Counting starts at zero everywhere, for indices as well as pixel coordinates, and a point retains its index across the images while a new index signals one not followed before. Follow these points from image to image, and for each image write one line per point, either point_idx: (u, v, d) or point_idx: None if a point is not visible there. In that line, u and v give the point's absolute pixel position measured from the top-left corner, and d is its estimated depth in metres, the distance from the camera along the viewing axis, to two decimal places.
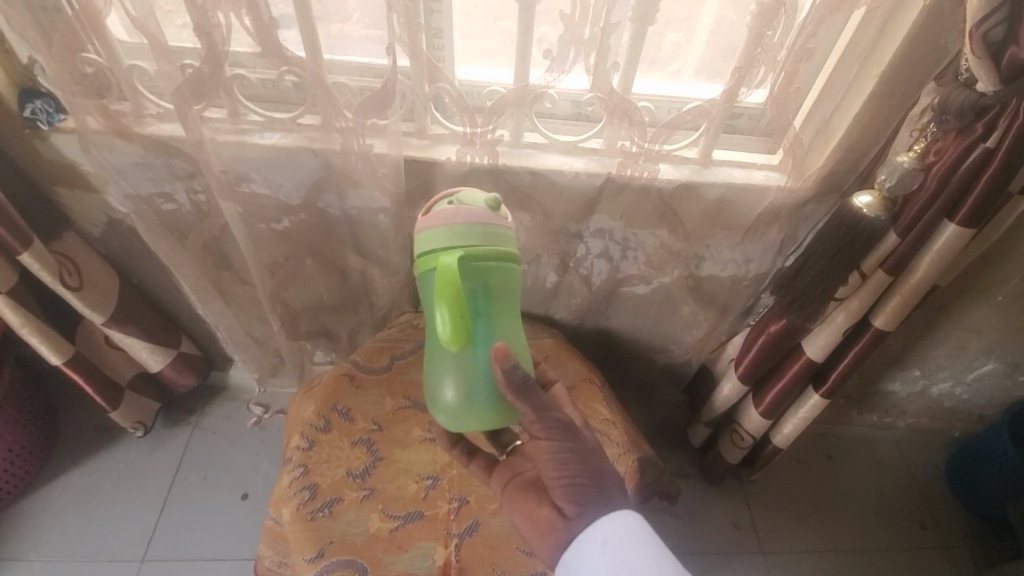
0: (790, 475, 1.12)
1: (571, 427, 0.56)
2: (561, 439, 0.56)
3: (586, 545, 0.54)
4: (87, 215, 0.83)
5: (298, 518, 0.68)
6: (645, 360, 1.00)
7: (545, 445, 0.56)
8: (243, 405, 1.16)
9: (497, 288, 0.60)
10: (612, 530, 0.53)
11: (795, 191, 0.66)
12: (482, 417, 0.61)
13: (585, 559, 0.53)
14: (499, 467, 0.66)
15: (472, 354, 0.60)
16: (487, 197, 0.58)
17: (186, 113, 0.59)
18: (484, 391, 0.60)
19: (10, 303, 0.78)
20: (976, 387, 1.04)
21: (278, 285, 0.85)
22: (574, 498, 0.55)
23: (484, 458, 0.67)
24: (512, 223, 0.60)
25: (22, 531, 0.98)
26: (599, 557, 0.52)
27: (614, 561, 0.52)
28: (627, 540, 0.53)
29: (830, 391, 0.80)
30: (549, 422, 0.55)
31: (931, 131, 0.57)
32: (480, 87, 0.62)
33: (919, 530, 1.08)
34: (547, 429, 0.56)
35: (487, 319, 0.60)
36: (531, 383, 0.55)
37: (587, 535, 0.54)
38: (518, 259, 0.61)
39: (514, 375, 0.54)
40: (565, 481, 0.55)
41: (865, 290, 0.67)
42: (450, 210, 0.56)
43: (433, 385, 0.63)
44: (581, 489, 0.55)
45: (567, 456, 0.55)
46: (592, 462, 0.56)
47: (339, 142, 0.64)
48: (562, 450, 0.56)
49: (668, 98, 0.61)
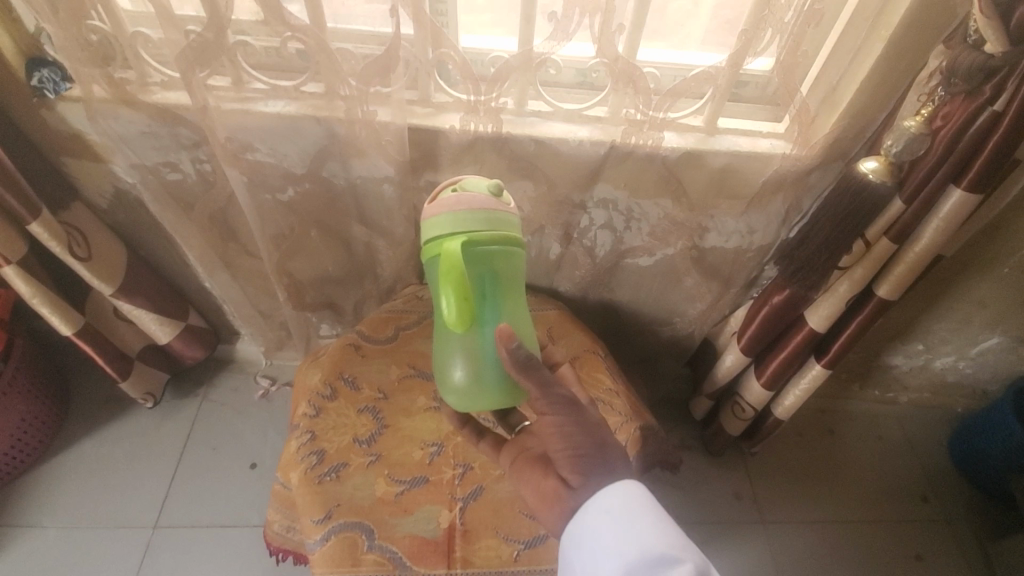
0: (790, 449, 1.13)
1: (576, 402, 0.57)
2: (566, 413, 0.56)
3: (590, 514, 0.54)
4: (95, 185, 0.83)
5: (306, 481, 0.69)
6: (648, 333, 1.01)
7: (550, 420, 0.56)
8: (251, 377, 1.19)
9: (503, 272, 0.60)
10: (616, 499, 0.53)
11: (802, 159, 0.65)
12: (489, 397, 0.62)
13: (590, 529, 0.53)
14: (507, 445, 0.68)
15: (480, 335, 0.60)
16: (491, 183, 0.59)
17: (191, 80, 0.59)
18: (491, 372, 0.60)
19: (21, 273, 0.79)
20: (980, 362, 1.04)
21: (284, 256, 0.86)
22: (578, 468, 0.56)
23: (493, 438, 0.69)
24: (515, 210, 0.61)
25: (37, 497, 1.01)
26: (604, 524, 0.52)
27: (618, 527, 0.52)
28: (631, 508, 0.53)
29: (832, 361, 0.80)
30: (555, 399, 0.56)
31: (938, 95, 0.56)
32: (485, 54, 0.61)
33: (920, 503, 1.09)
34: (552, 404, 0.56)
35: (493, 302, 0.61)
36: (535, 361, 0.56)
37: (592, 504, 0.54)
38: (522, 244, 0.61)
39: (518, 354, 0.55)
40: (570, 452, 0.56)
41: (870, 259, 0.67)
42: (454, 198, 0.57)
43: (442, 367, 0.63)
44: (583, 459, 0.56)
45: (570, 428, 0.56)
46: (597, 434, 0.57)
47: (344, 110, 0.64)
48: (566, 423, 0.56)
49: (674, 66, 0.60)
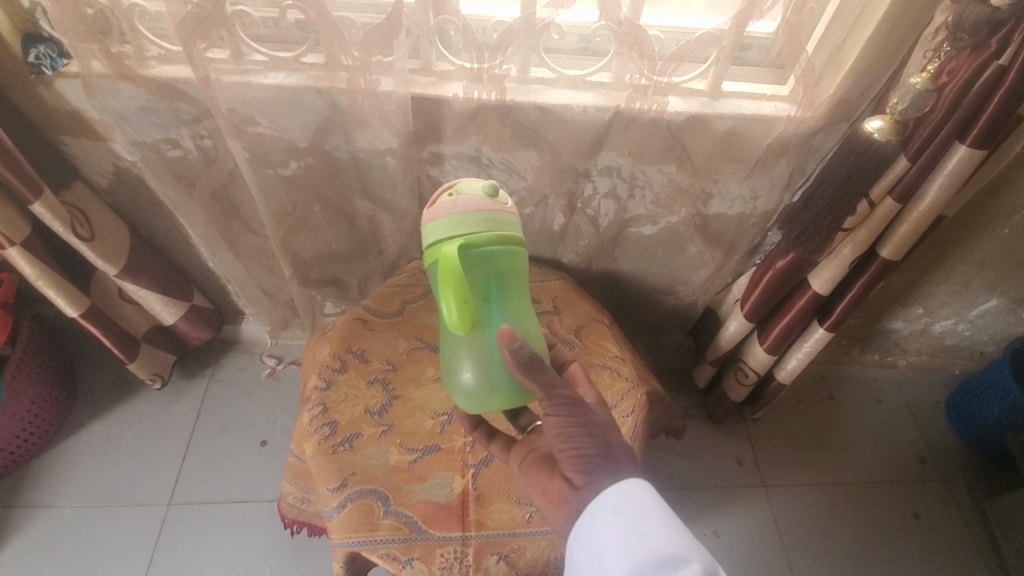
0: (790, 413, 1.16)
1: (579, 402, 0.53)
2: (570, 414, 0.53)
3: (596, 514, 0.51)
4: (94, 165, 0.83)
5: (320, 452, 0.70)
6: (651, 303, 1.02)
7: (554, 421, 0.54)
8: (256, 357, 1.20)
9: (505, 271, 0.60)
10: (623, 498, 0.51)
11: (806, 121, 0.65)
12: (499, 398, 0.60)
13: (596, 528, 0.50)
14: (517, 446, 0.64)
15: (485, 337, 0.60)
16: (485, 184, 0.59)
17: (192, 51, 0.58)
18: (499, 372, 0.60)
19: (25, 254, 0.79)
20: (978, 324, 1.06)
21: (287, 233, 0.86)
22: (582, 468, 0.53)
23: (504, 440, 0.66)
24: (514, 208, 0.61)
25: (51, 479, 1.02)
26: (610, 526, 0.50)
27: (625, 529, 0.49)
28: (637, 507, 0.50)
29: (835, 324, 0.81)
30: (559, 400, 0.52)
31: (945, 51, 0.56)
32: (486, 20, 0.60)
33: (918, 463, 1.11)
34: (555, 406, 0.53)
35: (497, 302, 0.60)
36: (539, 362, 0.52)
37: (598, 503, 0.51)
38: (523, 243, 0.61)
39: (520, 355, 0.51)
40: (573, 452, 0.53)
41: (874, 219, 0.68)
42: (450, 201, 0.58)
43: (451, 371, 0.63)
44: (585, 457, 0.53)
45: (574, 430, 0.53)
46: (601, 435, 0.54)
47: (346, 80, 0.63)
48: (570, 425, 0.53)
49: (677, 29, 0.60)
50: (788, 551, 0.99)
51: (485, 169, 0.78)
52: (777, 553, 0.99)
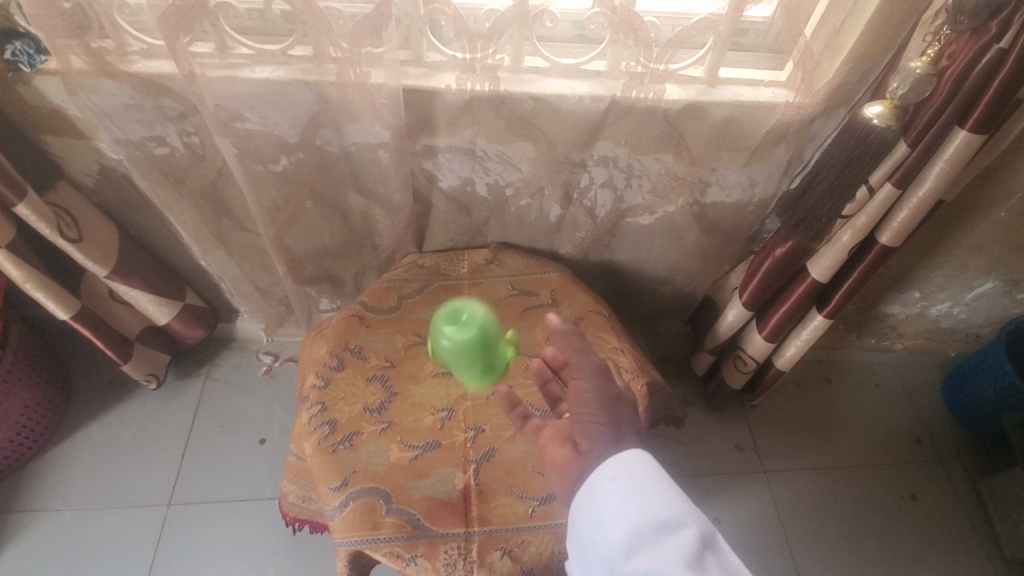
0: (789, 398, 1.16)
1: (606, 372, 0.59)
2: (595, 379, 0.58)
3: (597, 482, 0.50)
4: (79, 164, 0.81)
5: (321, 450, 0.70)
6: (649, 292, 1.01)
7: (577, 385, 0.57)
8: (252, 354, 1.18)
9: None
10: (624, 466, 0.50)
11: (804, 107, 0.64)
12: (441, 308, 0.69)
13: (597, 496, 0.50)
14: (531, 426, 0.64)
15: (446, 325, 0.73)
16: None
17: (174, 45, 0.56)
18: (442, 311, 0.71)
19: (10, 255, 0.77)
20: (974, 307, 1.06)
21: (280, 230, 0.84)
22: (592, 437, 0.54)
23: None
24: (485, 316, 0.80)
25: (48, 482, 1.01)
26: (610, 492, 0.49)
27: (625, 495, 0.49)
28: (637, 475, 0.50)
29: (834, 311, 0.81)
30: (589, 364, 0.59)
31: (945, 35, 0.55)
32: (478, 8, 0.58)
33: (913, 445, 1.12)
34: (585, 370, 0.58)
35: None
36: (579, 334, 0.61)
37: (600, 471, 0.51)
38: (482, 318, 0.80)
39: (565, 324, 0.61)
40: (589, 416, 0.55)
41: (873, 205, 0.67)
42: None
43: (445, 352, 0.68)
44: (596, 427, 0.54)
45: (594, 394, 0.56)
46: (615, 411, 0.56)
47: (335, 73, 0.62)
48: (591, 388, 0.56)
49: (673, 15, 0.58)
50: (788, 535, 1.01)
51: (479, 162, 0.77)
52: (777, 537, 1.00)
